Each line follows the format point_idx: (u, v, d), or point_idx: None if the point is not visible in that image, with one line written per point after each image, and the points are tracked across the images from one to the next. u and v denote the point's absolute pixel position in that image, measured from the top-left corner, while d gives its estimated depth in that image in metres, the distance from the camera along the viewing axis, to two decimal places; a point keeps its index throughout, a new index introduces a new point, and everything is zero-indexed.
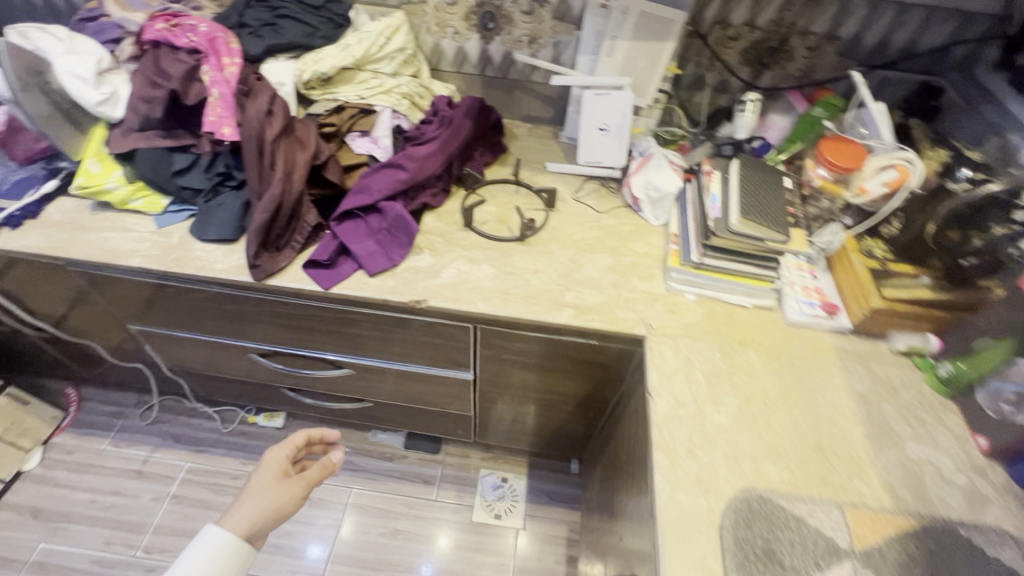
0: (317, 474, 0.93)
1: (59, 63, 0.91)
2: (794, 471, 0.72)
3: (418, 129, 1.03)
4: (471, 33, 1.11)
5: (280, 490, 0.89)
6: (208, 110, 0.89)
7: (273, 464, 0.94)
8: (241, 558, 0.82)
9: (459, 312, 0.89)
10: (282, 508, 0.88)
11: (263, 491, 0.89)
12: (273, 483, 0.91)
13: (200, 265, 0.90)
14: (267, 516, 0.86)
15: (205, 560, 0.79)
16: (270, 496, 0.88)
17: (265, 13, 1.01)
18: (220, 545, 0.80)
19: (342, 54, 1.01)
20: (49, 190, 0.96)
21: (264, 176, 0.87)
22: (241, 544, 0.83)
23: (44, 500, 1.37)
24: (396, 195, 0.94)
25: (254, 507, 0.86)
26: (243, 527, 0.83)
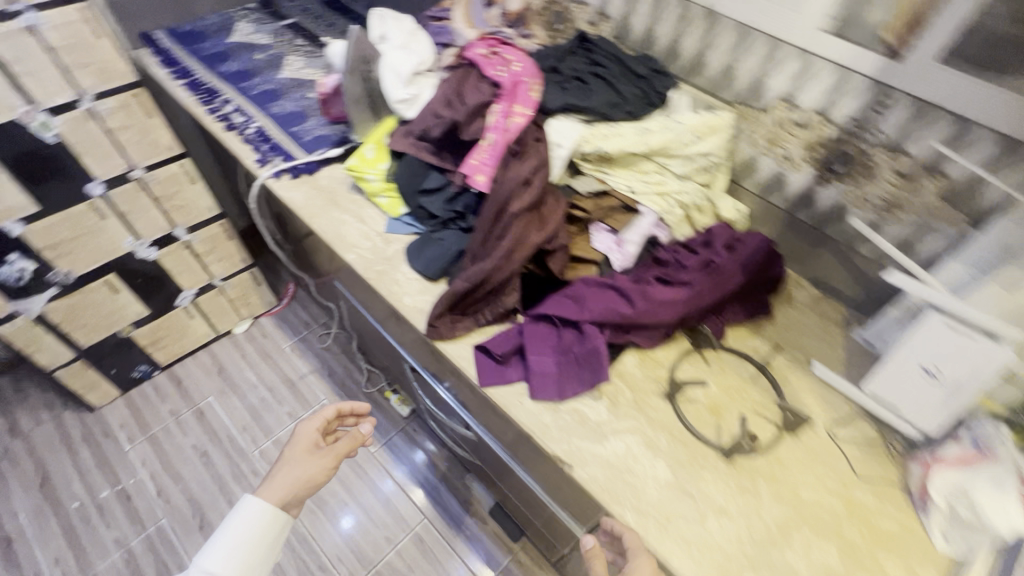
0: (346, 446, 0.86)
1: (388, 56, 0.96)
2: None
3: (672, 253, 0.84)
4: (805, 165, 0.84)
5: (311, 462, 0.82)
6: (475, 151, 0.83)
7: (301, 434, 0.87)
8: (280, 526, 0.77)
9: (600, 506, 0.69)
10: (314, 480, 0.82)
11: (292, 462, 0.83)
12: (301, 454, 0.84)
13: (393, 290, 0.87)
14: (299, 488, 0.80)
15: (243, 528, 0.74)
16: (301, 468, 0.81)
17: (582, 67, 0.91)
18: (251, 518, 0.74)
19: (637, 139, 0.85)
20: (332, 157, 1.05)
21: (488, 243, 0.79)
22: (278, 514, 0.76)
23: (230, 363, 1.64)
24: (606, 324, 0.77)
25: (285, 479, 0.79)
26: (276, 497, 0.77)
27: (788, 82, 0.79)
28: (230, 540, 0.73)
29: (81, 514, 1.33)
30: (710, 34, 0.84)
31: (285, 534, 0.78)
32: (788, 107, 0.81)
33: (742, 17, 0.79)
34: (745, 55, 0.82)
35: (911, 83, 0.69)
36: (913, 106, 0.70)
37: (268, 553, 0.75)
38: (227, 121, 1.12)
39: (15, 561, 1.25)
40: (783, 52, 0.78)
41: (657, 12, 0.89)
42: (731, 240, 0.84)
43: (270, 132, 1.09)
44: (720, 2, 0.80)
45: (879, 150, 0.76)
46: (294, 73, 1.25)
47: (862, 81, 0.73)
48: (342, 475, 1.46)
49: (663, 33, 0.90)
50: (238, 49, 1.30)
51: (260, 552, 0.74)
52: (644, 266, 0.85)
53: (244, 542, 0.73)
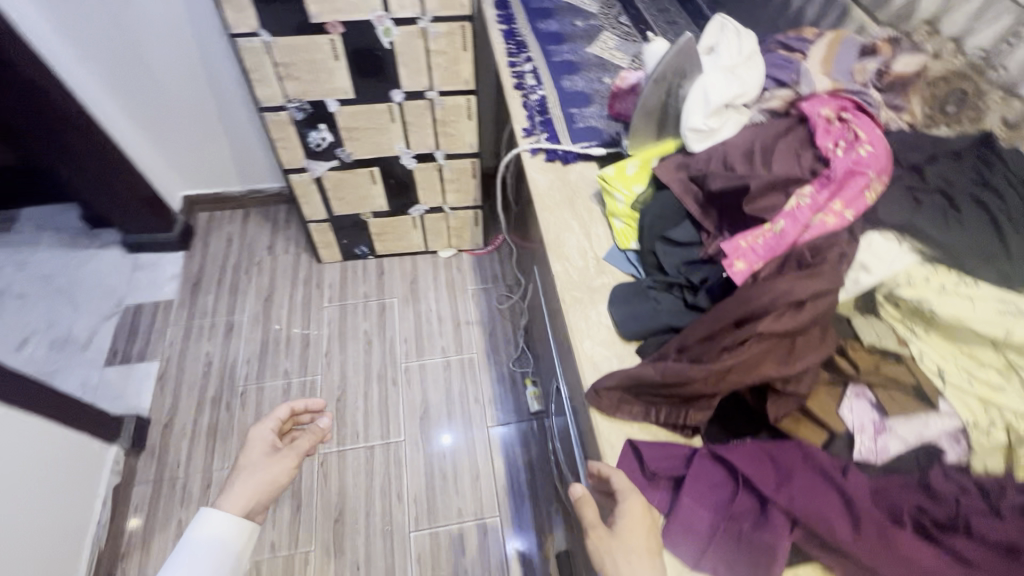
0: (300, 449, 0.93)
1: (706, 75, 0.81)
2: None
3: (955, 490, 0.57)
4: None
5: (273, 465, 0.89)
6: (749, 233, 0.66)
7: (258, 442, 0.92)
8: (246, 532, 0.84)
9: None
10: (280, 481, 0.89)
11: (253, 468, 0.88)
12: (261, 459, 0.90)
13: (578, 325, 0.79)
14: (261, 492, 0.87)
15: (203, 539, 0.80)
16: (265, 474, 0.88)
17: (963, 180, 0.64)
18: (207, 526, 0.80)
19: (994, 318, 0.58)
20: (593, 155, 0.97)
21: (706, 346, 0.64)
22: (245, 522, 0.83)
23: (422, 279, 1.79)
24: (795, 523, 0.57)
25: (249, 486, 0.86)
26: (238, 505, 0.84)
27: None
28: (191, 552, 0.78)
29: (275, 336, 1.63)
30: None
31: (253, 534, 0.85)
32: None
33: None
34: None
35: None
36: None
37: (236, 553, 0.82)
38: (519, 79, 1.11)
39: (228, 342, 1.60)
40: None
41: None
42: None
43: (550, 106, 1.06)
44: None
45: None
46: (602, 51, 1.18)
47: None
48: (452, 429, 1.51)
49: None
50: (564, 10, 1.28)
51: (230, 552, 0.81)
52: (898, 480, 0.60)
53: (206, 548, 0.80)
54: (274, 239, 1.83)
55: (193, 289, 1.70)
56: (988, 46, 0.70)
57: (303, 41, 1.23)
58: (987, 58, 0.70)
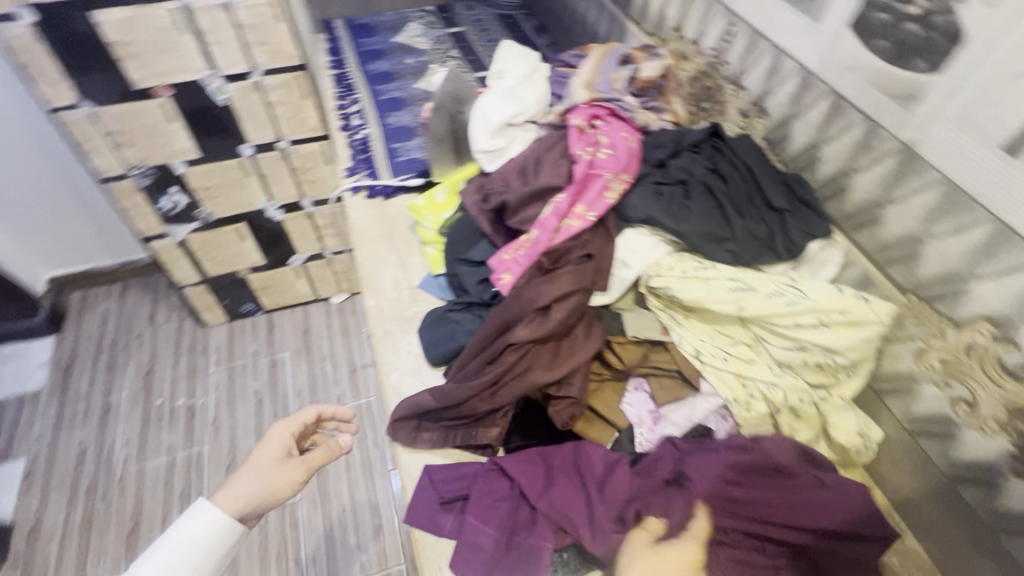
0: (310, 461, 0.64)
1: (485, 101, 0.84)
2: None
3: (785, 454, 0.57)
4: (996, 432, 0.50)
5: (272, 471, 0.63)
6: (512, 245, 0.68)
7: (274, 441, 0.66)
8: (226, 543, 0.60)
9: None
10: (279, 496, 0.62)
11: (258, 468, 0.63)
12: (268, 463, 0.63)
13: (386, 358, 0.77)
14: (254, 498, 0.61)
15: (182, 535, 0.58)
16: (263, 479, 0.62)
17: (699, 169, 0.68)
18: (191, 528, 0.58)
19: (728, 296, 0.60)
20: (411, 186, 0.98)
21: (478, 361, 0.64)
22: (232, 527, 0.59)
23: (315, 329, 1.75)
24: (650, 529, 0.54)
25: (239, 484, 0.61)
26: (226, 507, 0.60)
27: (1005, 300, 0.47)
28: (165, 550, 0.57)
29: (158, 410, 1.54)
30: (898, 183, 0.55)
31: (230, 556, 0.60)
32: (994, 337, 0.49)
33: (954, 173, 0.49)
34: (946, 229, 0.51)
35: None
36: None
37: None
38: (345, 120, 1.13)
39: (104, 427, 1.50)
40: (1012, 249, 0.46)
41: (828, 126, 0.61)
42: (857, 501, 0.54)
43: (373, 144, 1.07)
44: (924, 141, 0.51)
45: None
46: (429, 84, 1.21)
47: None
48: (352, 480, 1.45)
49: (830, 158, 0.62)
50: (395, 50, 1.31)
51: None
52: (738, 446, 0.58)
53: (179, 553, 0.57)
54: (156, 308, 1.75)
55: (64, 376, 1.59)
56: (715, 45, 0.76)
57: (128, 108, 1.10)
58: (717, 56, 0.76)
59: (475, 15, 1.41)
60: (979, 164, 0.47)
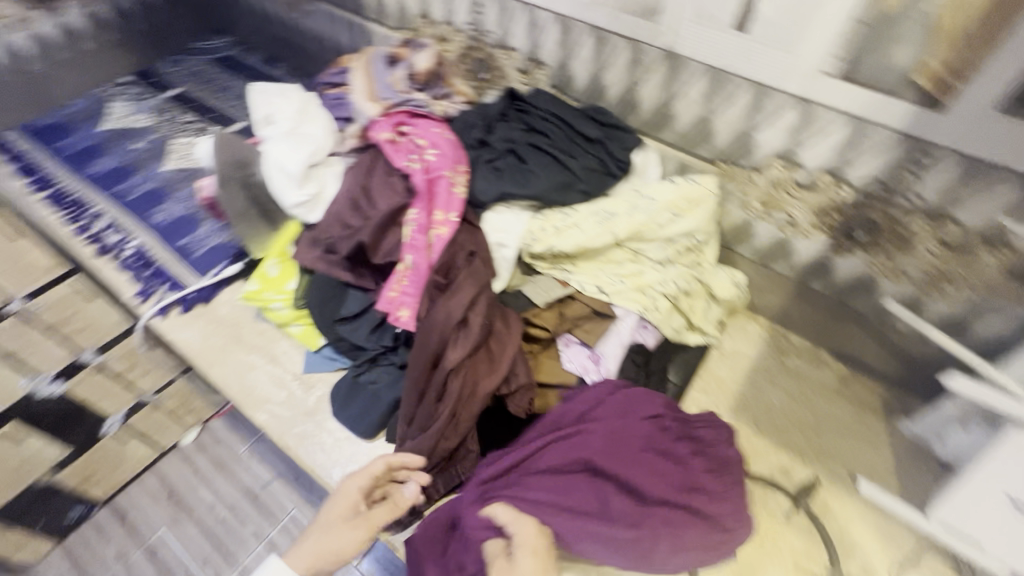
0: (374, 520, 0.57)
1: (271, 150, 0.73)
2: None
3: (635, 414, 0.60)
4: (816, 232, 0.66)
5: (339, 533, 0.55)
6: (392, 279, 0.64)
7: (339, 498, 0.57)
8: None
9: None
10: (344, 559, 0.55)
11: (326, 527, 0.56)
12: (338, 519, 0.56)
13: (318, 463, 0.67)
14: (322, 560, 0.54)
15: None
16: (327, 540, 0.55)
17: (519, 133, 0.72)
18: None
19: (600, 229, 0.67)
20: (229, 275, 0.85)
21: (423, 404, 0.60)
22: None
23: (178, 480, 1.15)
24: (495, 552, 0.51)
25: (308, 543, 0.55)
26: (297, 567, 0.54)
27: (784, 136, 0.61)
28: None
29: None
30: (675, 82, 0.65)
31: None
32: (786, 167, 0.63)
33: (711, 59, 0.61)
34: (723, 105, 0.63)
35: (960, 137, 0.51)
36: (962, 164, 0.52)
37: None
38: (98, 241, 0.90)
39: None
40: (771, 100, 0.59)
41: (602, 57, 0.70)
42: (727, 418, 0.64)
43: (153, 253, 0.88)
44: (680, 43, 0.62)
45: (914, 217, 0.58)
46: (181, 162, 1.03)
47: (888, 135, 0.55)
48: None
49: (613, 82, 0.71)
50: (112, 139, 1.07)
51: None
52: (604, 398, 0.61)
53: None
54: None
55: None
56: (470, 20, 0.79)
57: None
58: (477, 29, 0.79)
59: (188, 69, 1.22)
60: (724, 47, 0.59)
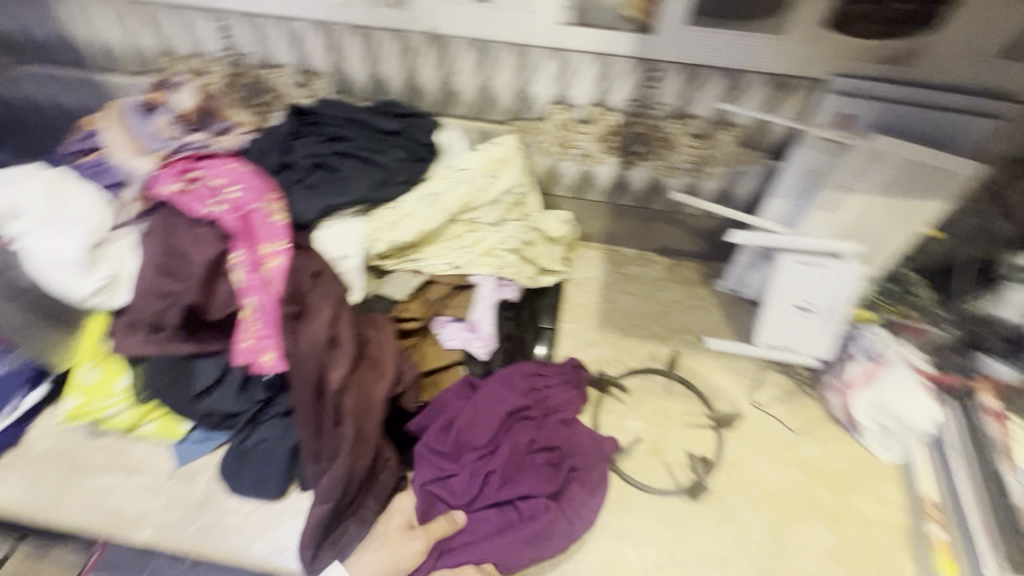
0: (432, 530, 0.59)
1: (34, 247, 0.61)
2: None
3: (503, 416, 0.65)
4: (606, 156, 0.77)
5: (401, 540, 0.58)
6: (242, 329, 0.60)
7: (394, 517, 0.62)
8: None
9: None
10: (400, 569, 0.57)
11: (383, 541, 0.59)
12: (398, 532, 0.59)
13: (232, 548, 0.61)
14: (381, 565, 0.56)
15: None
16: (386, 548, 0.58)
17: (321, 146, 0.71)
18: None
19: (431, 210, 0.70)
20: (33, 404, 0.70)
21: (324, 434, 0.59)
22: None
23: None
24: None
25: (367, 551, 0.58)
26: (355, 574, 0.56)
27: (553, 84, 0.70)
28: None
29: None
30: (447, 60, 0.70)
31: None
32: (565, 110, 0.73)
33: (471, 32, 0.66)
34: (495, 70, 0.70)
35: (674, 50, 0.64)
36: (682, 71, 0.66)
37: None
38: None
39: None
40: (531, 56, 0.67)
41: (372, 52, 0.71)
42: (576, 374, 0.73)
43: None
44: (439, 23, 0.66)
45: (667, 121, 0.72)
46: None
47: (626, 62, 0.66)
48: None
49: (392, 73, 0.73)
50: None
51: None
52: (471, 412, 0.65)
53: None
54: None
55: None
56: (223, 45, 0.74)
57: None
58: (234, 52, 0.75)
59: None
60: (476, 19, 0.65)
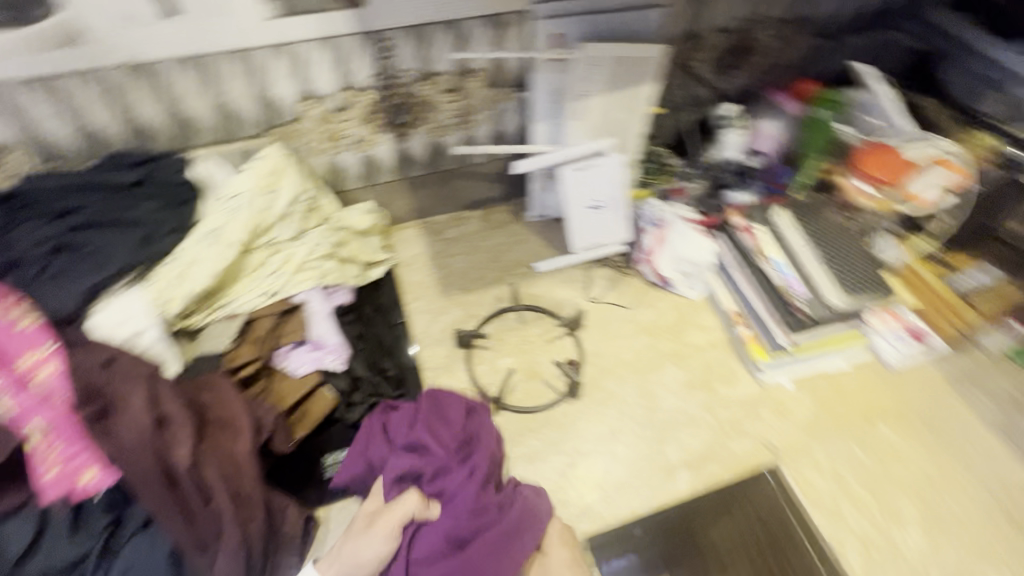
0: (397, 520, 0.58)
1: None
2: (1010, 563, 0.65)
3: (474, 418, 0.68)
4: (378, 135, 0.79)
5: (371, 536, 0.58)
6: (38, 462, 0.52)
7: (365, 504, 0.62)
8: None
9: None
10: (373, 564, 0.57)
11: (353, 536, 0.59)
12: (365, 526, 0.59)
13: None
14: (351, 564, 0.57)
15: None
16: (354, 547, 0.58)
17: (50, 225, 0.60)
18: None
19: (219, 247, 0.65)
20: None
21: (199, 517, 0.54)
22: None
23: None
24: None
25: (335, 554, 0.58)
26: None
27: (293, 82, 0.68)
28: None
29: None
30: (165, 88, 0.64)
31: None
32: (317, 103, 0.72)
33: (175, 51, 0.61)
34: (224, 84, 0.66)
35: (391, 17, 0.66)
36: (409, 34, 0.69)
37: None
38: None
39: None
40: (256, 60, 0.65)
41: (66, 104, 0.61)
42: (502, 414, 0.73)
43: None
44: (134, 51, 0.59)
45: (418, 84, 0.75)
46: None
47: (353, 40, 0.67)
48: None
49: (105, 121, 0.64)
50: None
51: None
52: (444, 410, 0.68)
53: None
54: None
55: None
56: None
57: None
58: None
59: None
60: (175, 37, 0.60)
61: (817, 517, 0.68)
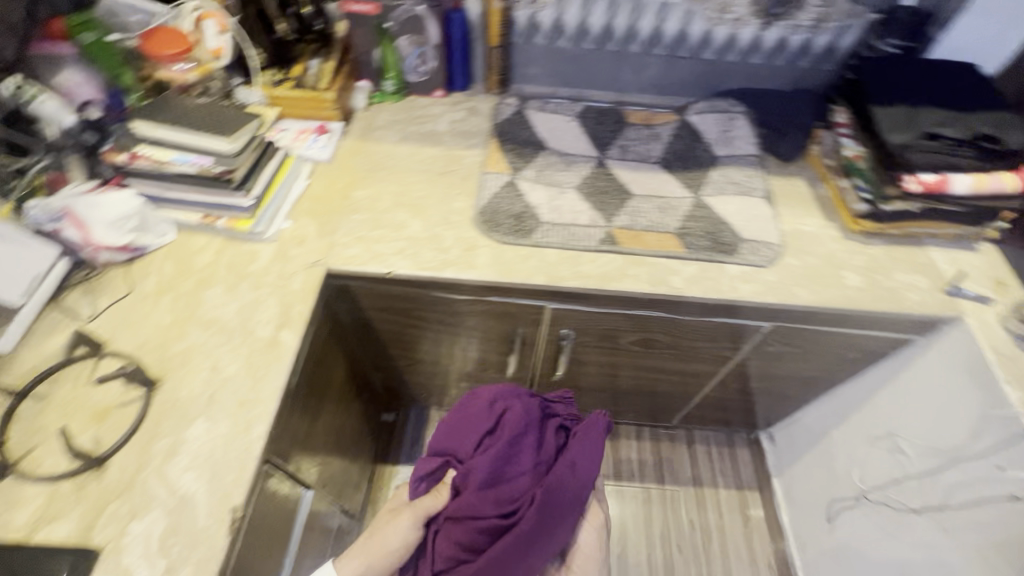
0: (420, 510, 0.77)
1: None
2: (458, 189, 1.02)
3: (505, 416, 0.82)
4: None
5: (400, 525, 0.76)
6: None
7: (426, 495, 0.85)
8: None
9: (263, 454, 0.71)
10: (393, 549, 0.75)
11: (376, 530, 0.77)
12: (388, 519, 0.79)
13: None
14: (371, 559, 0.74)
15: None
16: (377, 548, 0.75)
17: None
18: None
19: None
20: None
21: None
22: None
23: None
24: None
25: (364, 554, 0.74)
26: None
27: None
28: None
29: None
30: None
31: None
32: None
33: None
34: None
35: None
36: None
37: None
38: None
39: None
40: None
41: None
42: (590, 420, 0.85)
43: None
44: None
45: None
46: None
47: None
48: None
49: None
50: None
51: None
52: (470, 413, 0.84)
53: None
54: None
55: None
56: None
57: None
58: None
59: None
60: None
61: (369, 268, 0.90)
